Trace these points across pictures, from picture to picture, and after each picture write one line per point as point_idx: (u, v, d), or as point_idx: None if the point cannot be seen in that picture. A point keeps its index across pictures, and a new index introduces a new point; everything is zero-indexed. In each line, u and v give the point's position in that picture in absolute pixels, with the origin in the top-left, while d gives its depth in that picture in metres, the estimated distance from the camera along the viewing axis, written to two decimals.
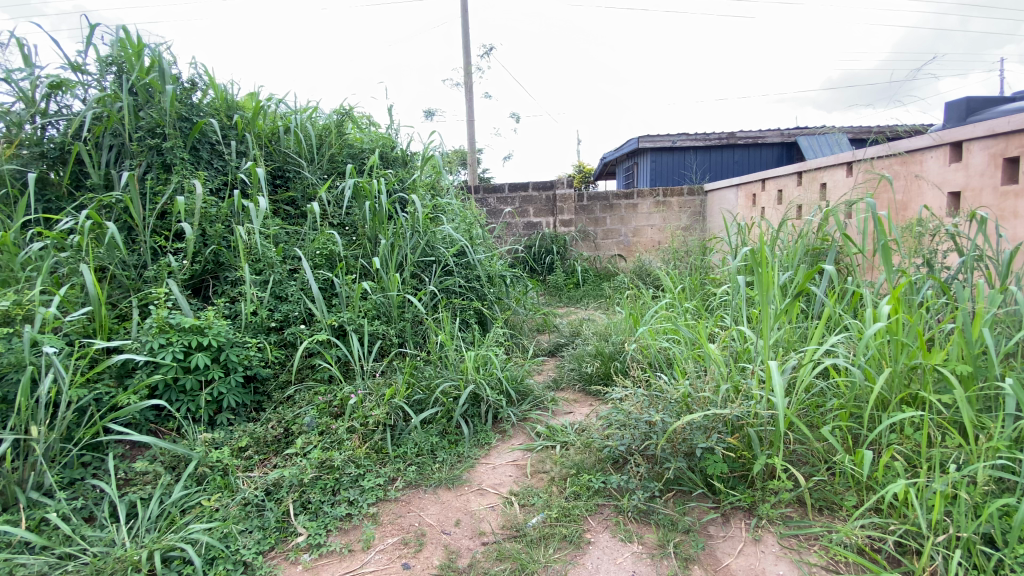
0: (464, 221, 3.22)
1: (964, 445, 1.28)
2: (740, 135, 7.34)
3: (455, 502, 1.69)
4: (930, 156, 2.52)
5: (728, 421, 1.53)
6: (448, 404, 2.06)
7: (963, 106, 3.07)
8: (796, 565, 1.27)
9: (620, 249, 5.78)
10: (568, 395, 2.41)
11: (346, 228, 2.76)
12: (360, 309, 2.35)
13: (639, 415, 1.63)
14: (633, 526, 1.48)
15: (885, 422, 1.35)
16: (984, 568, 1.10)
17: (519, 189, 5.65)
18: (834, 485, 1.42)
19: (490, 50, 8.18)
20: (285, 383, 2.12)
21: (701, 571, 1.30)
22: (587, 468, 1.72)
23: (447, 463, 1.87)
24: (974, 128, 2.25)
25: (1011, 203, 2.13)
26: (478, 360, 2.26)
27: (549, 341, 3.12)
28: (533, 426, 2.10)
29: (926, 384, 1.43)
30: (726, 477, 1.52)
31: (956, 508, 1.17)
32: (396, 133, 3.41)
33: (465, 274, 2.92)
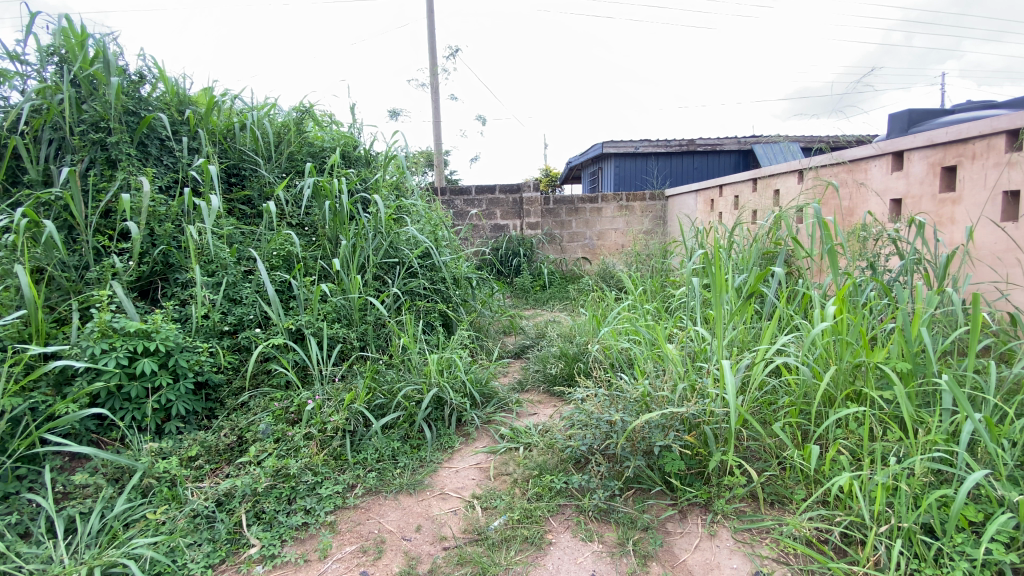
0: (429, 222, 3.19)
1: (903, 438, 1.35)
2: (699, 142, 7.56)
3: (416, 507, 1.66)
4: (874, 165, 2.66)
5: (686, 419, 1.56)
6: (410, 408, 2.02)
7: (906, 118, 3.26)
8: (749, 558, 1.31)
9: (585, 252, 5.85)
10: (533, 397, 2.41)
11: (306, 228, 2.69)
12: (319, 312, 2.29)
13: (600, 415, 1.66)
14: (593, 525, 1.49)
15: (831, 418, 1.41)
16: (924, 556, 1.15)
17: (485, 191, 5.64)
18: (785, 479, 1.47)
19: (457, 51, 8.13)
20: (238, 389, 2.04)
21: (659, 568, 1.32)
22: (550, 469, 1.72)
23: (408, 468, 1.84)
24: (915, 139, 2.38)
25: (948, 210, 2.27)
26: (442, 363, 2.23)
27: (515, 343, 3.12)
28: (497, 429, 2.09)
29: (869, 381, 1.51)
30: (684, 475, 1.56)
31: (898, 500, 1.23)
32: (359, 132, 3.35)
33: (429, 276, 2.90)
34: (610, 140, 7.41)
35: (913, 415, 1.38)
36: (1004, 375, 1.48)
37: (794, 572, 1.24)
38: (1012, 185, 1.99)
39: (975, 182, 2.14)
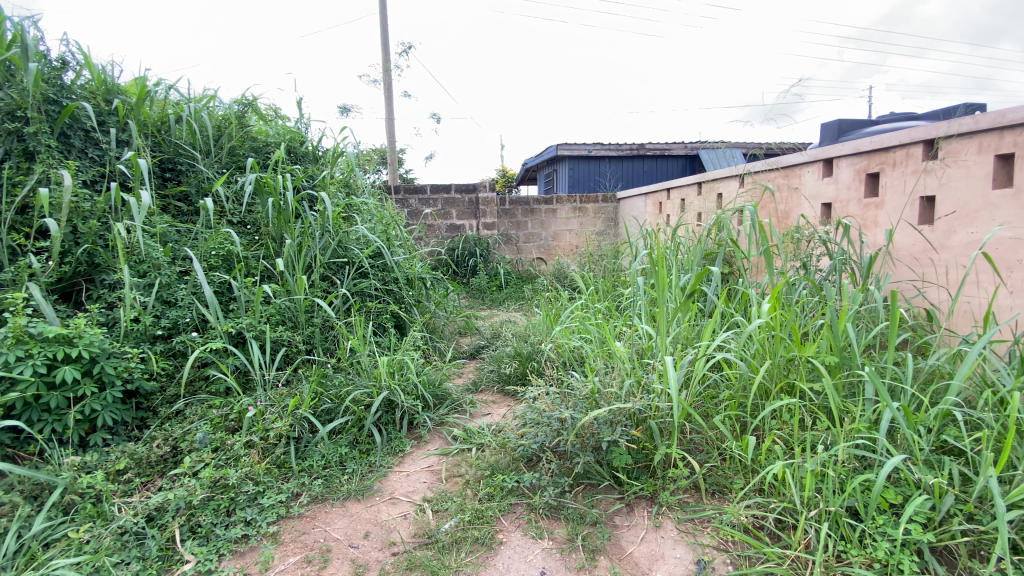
0: (381, 221, 3.12)
1: (831, 427, 1.44)
2: (649, 147, 7.81)
3: (365, 514, 1.62)
4: (807, 171, 2.83)
5: (632, 414, 1.60)
6: (359, 413, 1.96)
7: (836, 127, 3.49)
8: (691, 547, 1.36)
9: (541, 252, 5.91)
10: (487, 397, 2.40)
11: (247, 227, 2.58)
12: (262, 314, 2.19)
13: (552, 413, 1.68)
14: (544, 522, 1.50)
15: (766, 410, 1.48)
16: (849, 537, 1.23)
17: (440, 190, 5.58)
18: (725, 470, 1.53)
19: (411, 48, 7.98)
20: (173, 397, 1.92)
21: (607, 562, 1.35)
22: (502, 468, 1.72)
23: (357, 474, 1.79)
24: (842, 147, 2.55)
25: (872, 214, 2.44)
26: (393, 365, 2.19)
27: (470, 344, 3.10)
28: (449, 430, 2.06)
29: (801, 374, 1.60)
30: (630, 468, 1.60)
31: (826, 486, 1.30)
32: (306, 128, 3.23)
33: (381, 276, 2.84)
34: (564, 143, 7.54)
35: (840, 406, 1.47)
36: (919, 366, 1.60)
37: (732, 559, 1.30)
38: (927, 191, 2.16)
39: (896, 189, 2.30)
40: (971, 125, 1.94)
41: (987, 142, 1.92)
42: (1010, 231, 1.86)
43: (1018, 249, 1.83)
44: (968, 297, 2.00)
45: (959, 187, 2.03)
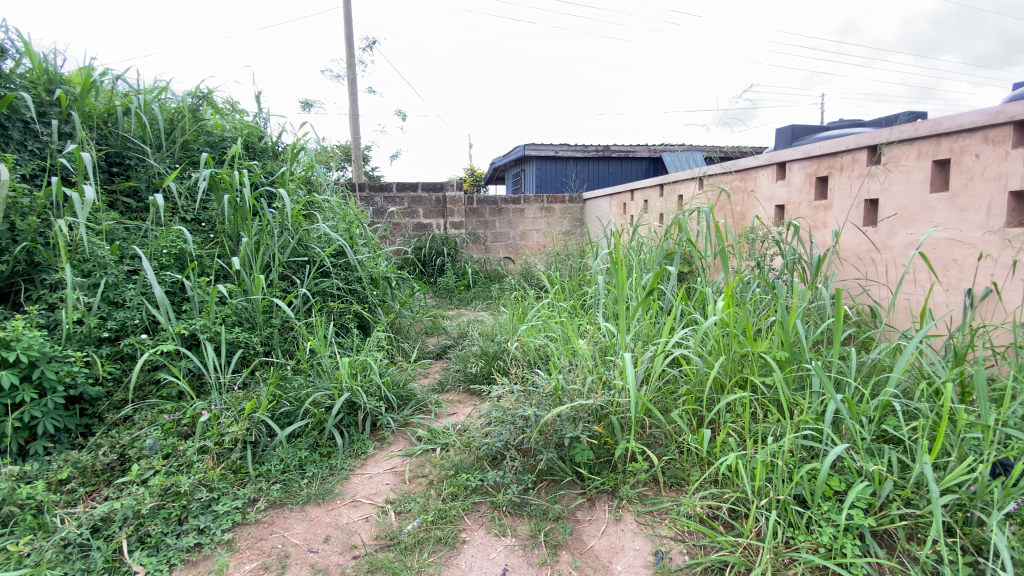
0: (344, 220, 3.06)
1: (781, 419, 1.50)
2: (614, 148, 7.93)
3: (325, 518, 1.58)
4: (761, 174, 2.94)
5: (594, 410, 1.64)
6: (319, 415, 1.92)
7: (789, 132, 3.63)
8: (650, 539, 1.39)
9: (509, 252, 5.92)
10: (453, 397, 2.39)
11: (202, 224, 2.49)
12: (217, 315, 2.12)
13: (515, 411, 1.69)
14: (507, 520, 1.51)
15: (720, 404, 1.54)
16: (797, 524, 1.28)
17: (407, 189, 5.51)
18: (683, 462, 1.57)
19: (375, 43, 7.85)
20: (120, 403, 1.84)
21: (568, 556, 1.37)
22: (466, 468, 1.72)
23: (317, 477, 1.75)
24: (795, 151, 2.66)
25: (821, 215, 2.55)
26: (355, 366, 2.15)
27: (437, 343, 3.08)
28: (414, 431, 2.04)
29: (753, 369, 1.66)
30: (592, 463, 1.63)
31: (776, 475, 1.36)
32: (265, 123, 3.14)
33: (344, 275, 2.79)
34: (531, 143, 7.58)
35: (790, 398, 1.54)
36: (863, 360, 1.69)
37: (688, 549, 1.34)
38: (871, 194, 2.28)
39: (843, 192, 2.42)
40: (911, 132, 2.06)
41: (926, 148, 2.05)
42: (945, 232, 1.98)
43: (952, 249, 1.96)
44: (907, 295, 2.13)
45: (900, 191, 2.15)
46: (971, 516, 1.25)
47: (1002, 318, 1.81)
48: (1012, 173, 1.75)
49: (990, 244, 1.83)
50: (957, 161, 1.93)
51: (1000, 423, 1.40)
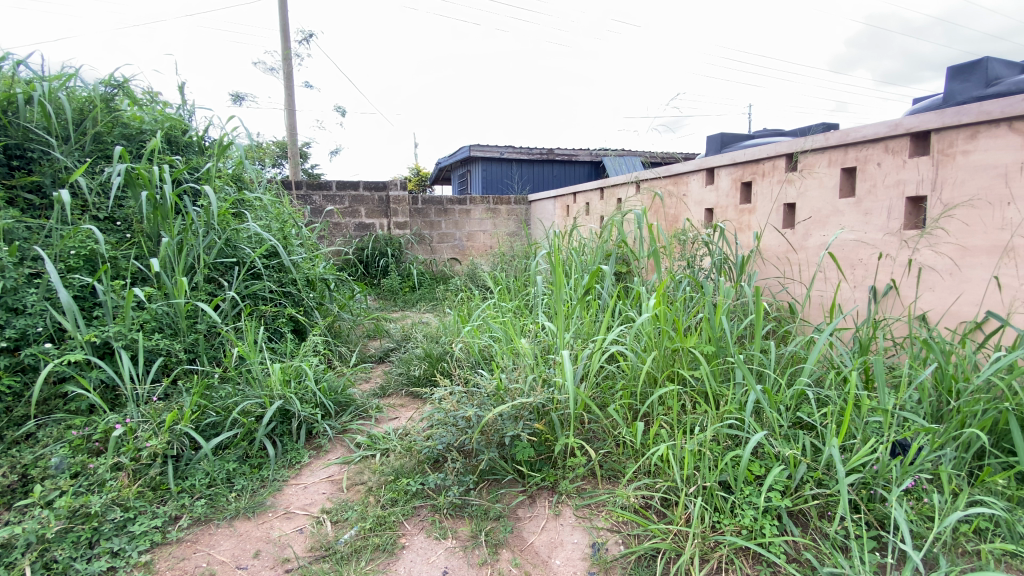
0: (277, 219, 2.92)
1: (708, 410, 1.58)
2: (558, 152, 8.09)
3: (255, 532, 1.51)
4: (692, 179, 3.09)
5: (535, 407, 1.66)
6: (249, 425, 1.83)
7: (719, 139, 3.84)
8: (588, 531, 1.43)
9: (455, 253, 5.88)
10: (395, 401, 2.34)
11: (117, 223, 2.31)
12: (133, 321, 1.96)
13: (456, 412, 1.68)
14: (447, 522, 1.50)
15: (653, 397, 1.61)
16: (722, 508, 1.36)
17: (348, 187, 5.33)
18: (619, 455, 1.63)
19: (312, 37, 7.56)
20: (21, 418, 1.67)
21: (509, 554, 1.38)
22: (407, 472, 1.68)
23: (247, 490, 1.66)
24: (722, 158, 2.82)
25: (746, 218, 2.72)
26: (288, 372, 2.06)
27: (379, 347, 3.00)
28: (352, 437, 1.98)
29: (683, 364, 1.75)
30: (533, 460, 1.66)
31: (703, 463, 1.43)
32: (189, 116, 2.94)
33: (276, 278, 2.67)
34: (476, 143, 7.58)
35: (716, 390, 1.63)
36: (782, 352, 1.81)
37: (624, 538, 1.39)
38: (789, 199, 2.45)
39: (764, 196, 2.59)
40: (823, 141, 2.24)
41: (835, 157, 2.23)
42: (853, 234, 2.17)
43: (858, 249, 2.14)
44: (820, 292, 2.31)
45: (814, 196, 2.33)
46: (874, 493, 1.37)
47: (899, 311, 2.01)
48: (909, 180, 1.95)
49: (890, 245, 2.02)
50: (862, 169, 2.12)
51: (898, 407, 1.54)
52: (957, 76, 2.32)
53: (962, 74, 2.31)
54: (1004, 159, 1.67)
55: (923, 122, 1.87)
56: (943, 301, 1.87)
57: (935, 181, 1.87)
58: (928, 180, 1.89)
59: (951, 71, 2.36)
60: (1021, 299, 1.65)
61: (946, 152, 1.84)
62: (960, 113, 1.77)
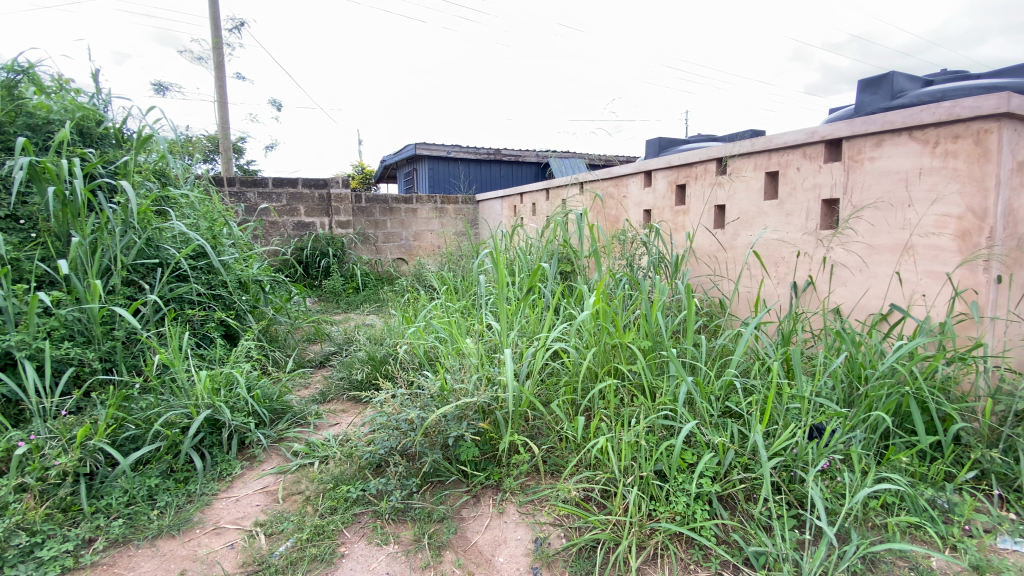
0: (206, 218, 2.75)
1: (644, 403, 1.65)
2: (505, 152, 8.12)
3: (181, 551, 1.42)
4: (632, 181, 3.20)
5: (479, 407, 1.66)
6: (174, 437, 1.71)
7: (658, 143, 3.99)
8: (531, 527, 1.45)
9: (401, 253, 5.76)
10: (335, 406, 2.27)
11: (19, 221, 2.09)
12: (39, 329, 1.79)
13: (398, 415, 1.65)
14: (390, 528, 1.47)
15: (593, 392, 1.65)
16: (658, 496, 1.41)
17: (286, 184, 5.10)
18: (562, 450, 1.66)
19: (244, 25, 7.17)
20: None
21: (452, 555, 1.38)
22: (346, 479, 1.63)
23: (171, 506, 1.56)
24: (659, 161, 2.93)
25: (680, 219, 2.84)
26: (217, 379, 1.94)
27: (319, 351, 2.90)
28: (289, 446, 1.90)
29: (623, 359, 1.81)
30: (477, 460, 1.66)
31: (640, 454, 1.48)
32: (104, 106, 2.71)
33: (204, 280, 2.51)
34: (423, 142, 7.47)
35: (652, 383, 1.70)
36: (713, 345, 1.91)
37: (565, 532, 1.41)
38: (719, 201, 2.58)
39: (697, 198, 2.72)
40: (749, 147, 2.38)
41: (760, 162, 2.37)
42: (775, 234, 2.32)
43: (781, 248, 2.29)
44: (746, 288, 2.46)
45: (741, 198, 2.48)
46: (794, 474, 1.46)
47: (816, 306, 2.17)
48: (824, 184, 2.11)
49: (807, 244, 2.18)
50: (784, 173, 2.27)
51: (815, 393, 1.66)
52: (867, 88, 2.52)
53: (871, 86, 2.51)
54: (905, 165, 1.84)
55: (836, 130, 2.03)
56: (854, 295, 2.04)
57: (846, 185, 2.04)
58: (841, 183, 2.05)
59: (862, 84, 2.57)
60: (919, 292, 1.83)
61: (856, 158, 2.00)
62: (867, 122, 1.93)
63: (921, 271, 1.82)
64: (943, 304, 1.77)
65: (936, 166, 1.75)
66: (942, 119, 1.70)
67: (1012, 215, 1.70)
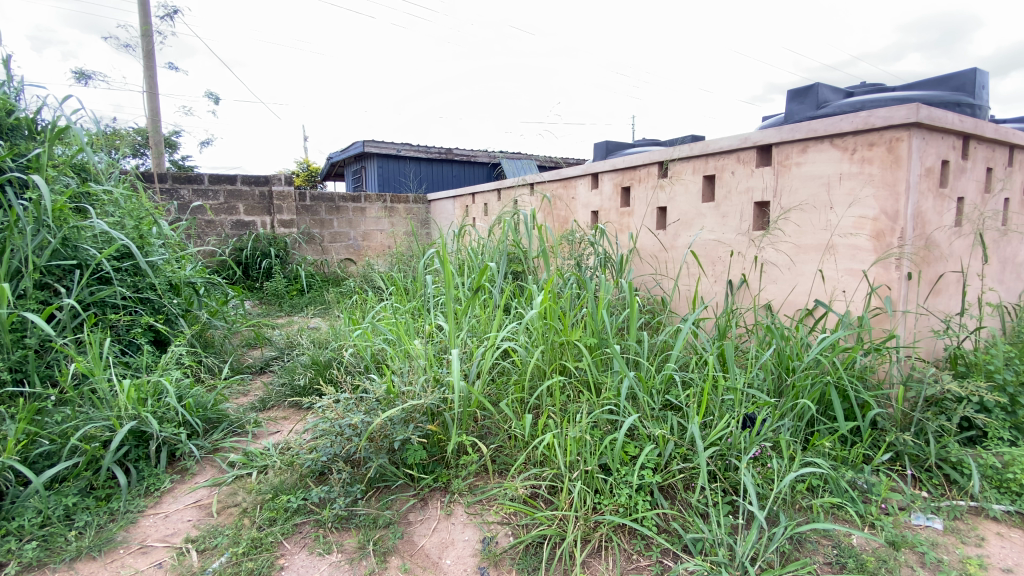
0: (132, 216, 2.57)
1: (590, 399, 1.68)
2: (456, 152, 8.08)
3: (102, 573, 1.32)
4: (580, 183, 3.26)
5: (427, 409, 1.65)
6: (93, 452, 1.58)
7: (605, 146, 4.08)
8: (479, 527, 1.45)
9: (349, 253, 5.61)
10: (276, 414, 2.18)
11: None
12: None
13: (342, 420, 1.60)
14: (333, 536, 1.43)
15: (540, 390, 1.67)
16: (602, 490, 1.45)
17: (224, 181, 4.85)
18: (511, 448, 1.67)
19: (175, 13, 6.75)
20: None
21: (398, 560, 1.36)
22: (287, 488, 1.57)
23: (91, 526, 1.45)
24: (605, 164, 3.00)
25: (625, 220, 2.93)
26: (144, 389, 1.81)
27: (259, 356, 2.77)
28: (225, 457, 1.81)
29: (570, 357, 1.84)
30: (425, 463, 1.64)
31: (585, 448, 1.51)
32: (16, 94, 2.48)
33: (130, 282, 2.35)
34: (371, 140, 7.31)
35: (598, 379, 1.74)
36: (655, 341, 1.98)
37: (513, 530, 1.42)
38: (661, 203, 2.68)
39: (641, 200, 2.80)
40: (688, 151, 2.48)
41: (698, 165, 2.48)
42: (712, 235, 2.43)
43: (716, 248, 2.41)
44: (686, 286, 2.57)
45: (681, 200, 2.57)
46: (729, 462, 1.53)
47: (749, 302, 2.30)
48: (756, 187, 2.23)
49: (741, 244, 2.30)
50: (720, 176, 2.38)
51: (748, 385, 1.75)
52: (795, 97, 2.68)
53: (799, 96, 2.68)
54: (828, 170, 1.97)
55: (766, 137, 2.15)
56: (783, 292, 2.17)
57: (776, 189, 2.16)
58: (771, 187, 2.18)
59: (791, 94, 2.73)
60: (840, 288, 1.97)
61: (784, 163, 2.13)
62: (794, 130, 2.06)
63: (842, 268, 1.96)
64: (861, 299, 1.91)
65: (854, 171, 1.89)
66: (860, 128, 1.84)
67: (919, 217, 1.86)
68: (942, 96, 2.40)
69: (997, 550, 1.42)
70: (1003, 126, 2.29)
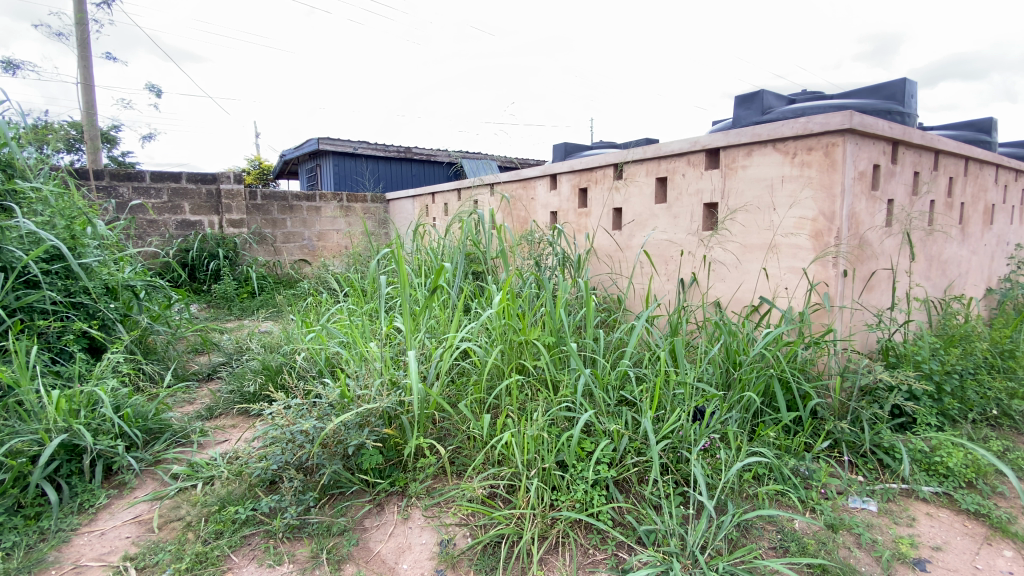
0: (64, 215, 2.41)
1: (548, 397, 1.70)
2: (416, 152, 7.99)
3: None
4: (538, 184, 3.29)
5: (383, 412, 1.62)
6: (19, 468, 1.47)
7: (563, 148, 4.13)
8: (436, 529, 1.44)
9: (303, 253, 5.43)
10: (224, 422, 2.09)
11: None
12: None
13: (293, 426, 1.55)
14: (284, 547, 1.39)
15: (498, 389, 1.68)
16: (559, 486, 1.47)
17: (167, 179, 4.62)
18: (469, 449, 1.67)
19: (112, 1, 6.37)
20: None
21: (353, 567, 1.34)
22: (235, 499, 1.51)
23: (18, 547, 1.35)
24: (562, 165, 3.04)
25: (583, 220, 2.97)
26: (76, 400, 1.70)
27: (206, 363, 2.65)
28: (167, 469, 1.72)
29: (528, 356, 1.85)
30: (381, 467, 1.61)
31: (543, 446, 1.52)
32: None
33: (61, 286, 2.20)
34: (327, 138, 7.14)
35: (555, 377, 1.76)
36: (611, 339, 2.02)
37: (470, 531, 1.42)
38: (617, 204, 2.74)
39: (598, 201, 2.86)
40: (642, 153, 2.54)
41: (651, 167, 2.54)
42: (665, 235, 2.50)
43: (669, 248, 2.48)
44: (641, 285, 2.63)
45: (635, 201, 2.64)
46: (680, 455, 1.58)
47: (699, 300, 2.38)
48: (705, 189, 2.31)
49: (691, 244, 2.37)
50: (672, 178, 2.45)
51: (698, 379, 1.82)
52: (742, 103, 2.80)
53: (746, 102, 2.79)
54: (771, 172, 2.07)
55: (715, 140, 2.23)
56: (730, 289, 2.26)
57: (723, 190, 2.24)
58: (719, 189, 2.26)
59: (738, 99, 2.84)
60: (783, 285, 2.07)
61: (731, 166, 2.21)
62: (740, 134, 2.15)
63: (784, 267, 2.06)
64: (802, 295, 2.01)
65: (795, 174, 1.99)
66: (800, 133, 1.93)
67: (853, 218, 1.97)
68: (875, 104, 2.56)
69: (926, 529, 1.52)
70: (928, 133, 2.46)
